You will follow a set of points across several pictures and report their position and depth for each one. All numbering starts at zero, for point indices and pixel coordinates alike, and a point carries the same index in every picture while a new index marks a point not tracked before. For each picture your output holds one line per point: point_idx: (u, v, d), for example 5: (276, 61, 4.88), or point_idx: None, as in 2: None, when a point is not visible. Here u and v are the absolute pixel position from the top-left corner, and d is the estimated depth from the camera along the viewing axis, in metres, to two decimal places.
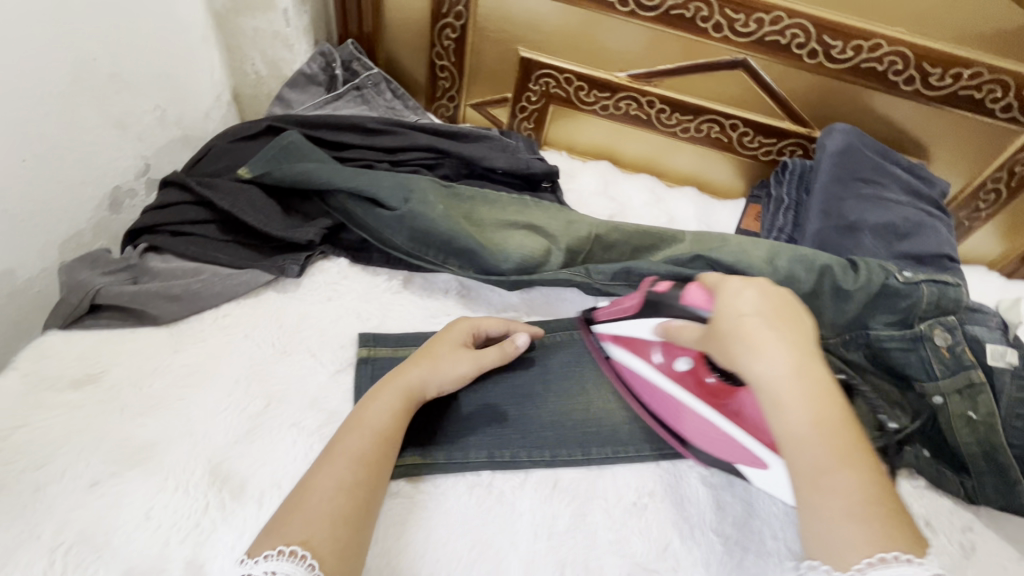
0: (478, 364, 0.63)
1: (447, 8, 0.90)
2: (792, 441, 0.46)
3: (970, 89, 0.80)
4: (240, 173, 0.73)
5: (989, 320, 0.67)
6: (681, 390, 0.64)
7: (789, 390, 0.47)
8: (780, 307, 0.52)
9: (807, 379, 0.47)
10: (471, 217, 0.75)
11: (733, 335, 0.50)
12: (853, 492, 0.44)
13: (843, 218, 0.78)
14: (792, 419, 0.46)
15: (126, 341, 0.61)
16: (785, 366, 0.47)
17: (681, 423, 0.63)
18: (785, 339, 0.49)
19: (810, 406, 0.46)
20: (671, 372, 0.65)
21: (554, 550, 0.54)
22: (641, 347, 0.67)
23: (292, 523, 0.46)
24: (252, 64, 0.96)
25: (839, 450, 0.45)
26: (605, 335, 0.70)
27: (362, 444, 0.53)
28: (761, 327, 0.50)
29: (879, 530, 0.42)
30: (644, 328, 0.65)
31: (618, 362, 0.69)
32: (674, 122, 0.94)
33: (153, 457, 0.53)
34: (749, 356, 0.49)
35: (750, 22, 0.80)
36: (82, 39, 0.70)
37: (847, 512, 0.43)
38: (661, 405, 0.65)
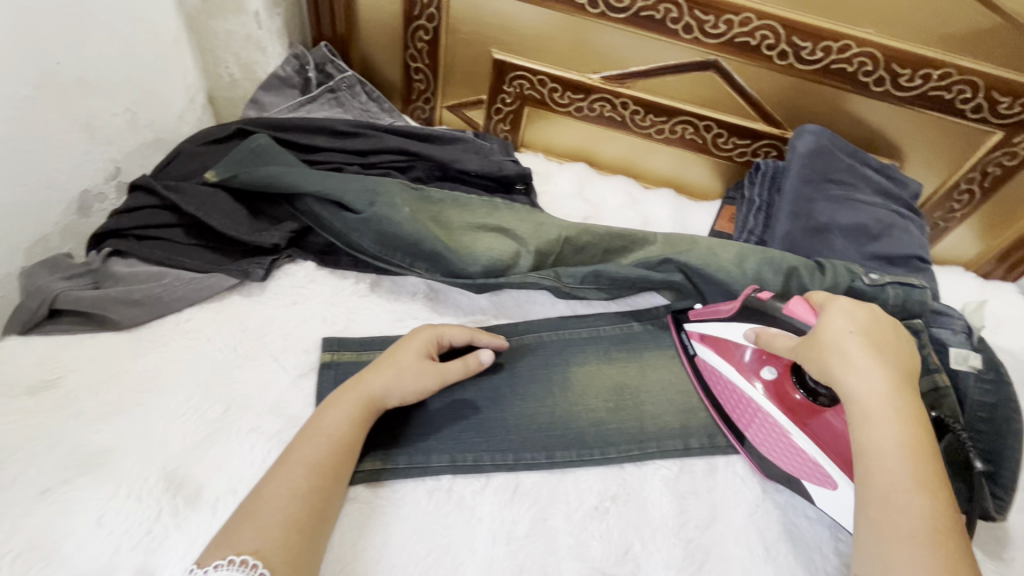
0: (442, 378, 0.62)
1: (420, 11, 0.90)
2: (870, 454, 0.46)
3: (940, 90, 0.79)
4: (207, 177, 0.72)
5: (954, 323, 0.66)
6: (761, 397, 0.63)
7: (884, 406, 0.47)
8: (886, 333, 0.52)
9: (906, 400, 0.48)
10: (440, 220, 0.75)
11: (830, 346, 0.51)
12: (925, 517, 0.42)
13: (813, 220, 0.78)
14: (878, 435, 0.46)
15: (85, 347, 0.61)
16: (881, 385, 0.48)
17: (753, 429, 0.63)
18: (888, 361, 0.50)
19: (898, 425, 0.46)
20: (756, 378, 0.64)
21: (512, 555, 0.54)
22: (729, 350, 0.66)
23: (239, 534, 0.46)
24: (226, 67, 0.96)
25: (918, 475, 0.44)
26: (696, 335, 0.70)
27: (319, 451, 0.52)
28: (861, 344, 0.51)
29: (943, 557, 0.40)
30: (736, 331, 0.65)
31: (703, 361, 0.69)
32: (648, 124, 0.94)
33: (107, 463, 0.53)
34: (846, 368, 0.50)
35: (719, 23, 0.79)
36: (47, 43, 0.70)
37: (908, 532, 0.42)
38: (737, 408, 0.65)
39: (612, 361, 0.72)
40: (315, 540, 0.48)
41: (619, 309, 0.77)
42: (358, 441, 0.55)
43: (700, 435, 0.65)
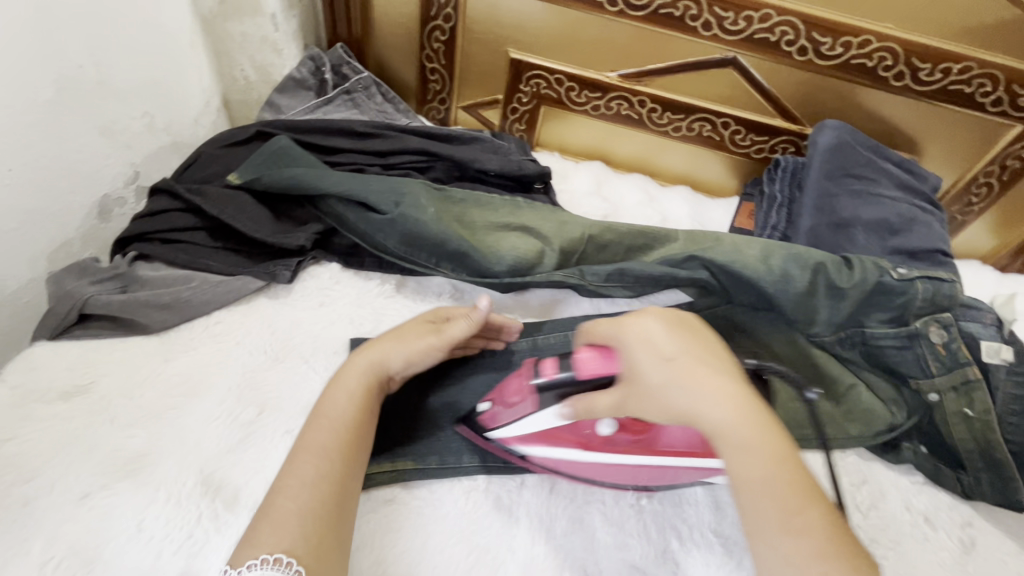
0: (441, 338, 0.59)
1: (436, 11, 0.90)
2: (747, 486, 0.41)
3: (960, 84, 0.80)
4: (230, 179, 0.73)
5: (984, 316, 0.66)
6: (622, 457, 0.55)
7: (741, 430, 0.42)
8: (708, 341, 0.48)
9: (754, 406, 0.43)
10: (463, 219, 0.75)
11: (657, 384, 0.45)
12: (820, 528, 0.39)
13: (836, 215, 0.78)
14: (748, 463, 0.41)
15: (115, 351, 0.60)
16: (725, 406, 0.42)
17: (627, 475, 0.57)
18: (724, 373, 0.45)
19: (762, 436, 0.42)
20: (600, 442, 0.55)
21: (552, 554, 0.54)
22: (557, 434, 0.56)
23: (264, 529, 0.45)
24: (241, 69, 0.96)
25: (796, 485, 0.40)
26: (513, 438, 0.57)
27: (328, 436, 0.51)
28: (690, 364, 0.44)
29: (849, 568, 0.37)
30: (549, 417, 0.53)
31: (542, 459, 0.57)
32: (666, 121, 0.94)
33: (144, 468, 0.53)
34: (689, 403, 0.43)
35: (739, 20, 0.80)
36: (68, 47, 0.69)
37: (816, 553, 0.38)
38: (612, 473, 0.57)
39: None
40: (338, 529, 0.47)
41: (643, 306, 0.76)
42: (368, 420, 0.54)
43: None
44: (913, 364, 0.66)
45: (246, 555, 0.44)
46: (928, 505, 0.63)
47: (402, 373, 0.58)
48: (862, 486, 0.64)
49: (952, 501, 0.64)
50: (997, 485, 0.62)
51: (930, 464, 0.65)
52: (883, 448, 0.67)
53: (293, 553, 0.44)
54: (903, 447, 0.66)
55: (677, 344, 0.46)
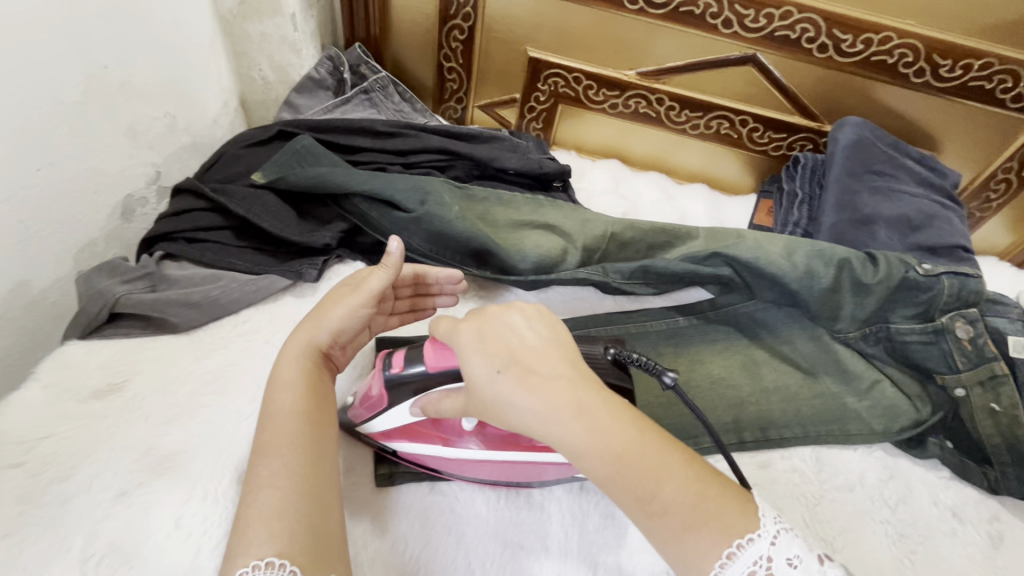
0: (364, 295, 0.56)
1: (455, 10, 0.90)
2: (600, 484, 0.41)
3: (980, 80, 0.80)
4: (254, 178, 0.73)
5: (1011, 312, 0.66)
6: (488, 452, 0.55)
7: (575, 436, 0.41)
8: (539, 340, 0.46)
9: (590, 403, 0.42)
10: (486, 218, 0.75)
11: (494, 401, 0.44)
12: (681, 502, 0.40)
13: (858, 211, 0.78)
14: (594, 464, 0.41)
15: (146, 350, 0.61)
16: (556, 413, 0.42)
17: (504, 472, 0.57)
18: (553, 375, 0.43)
19: (600, 434, 0.41)
20: (466, 438, 0.56)
21: (586, 549, 0.54)
22: (421, 430, 0.57)
23: (248, 535, 0.42)
24: (259, 70, 0.96)
25: (644, 470, 0.41)
26: (378, 433, 0.57)
27: (283, 432, 0.48)
28: (514, 379, 0.43)
29: (714, 525, 0.39)
30: (406, 414, 0.54)
31: (410, 455, 0.57)
32: (683, 119, 0.94)
33: (180, 466, 0.53)
34: (522, 418, 0.43)
35: (759, 17, 0.80)
36: (93, 47, 0.69)
37: (682, 527, 0.40)
38: (481, 470, 0.57)
39: (661, 356, 0.72)
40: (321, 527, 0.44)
41: (665, 302, 0.77)
42: (322, 411, 0.52)
43: (753, 430, 0.66)
44: (939, 360, 0.66)
45: (235, 564, 0.41)
46: (955, 500, 0.63)
47: (337, 344, 0.57)
48: (889, 481, 0.64)
49: (978, 495, 0.64)
50: None
51: (957, 459, 0.65)
52: (910, 443, 0.67)
53: (285, 555, 0.41)
54: (930, 442, 0.66)
55: (508, 354, 0.45)
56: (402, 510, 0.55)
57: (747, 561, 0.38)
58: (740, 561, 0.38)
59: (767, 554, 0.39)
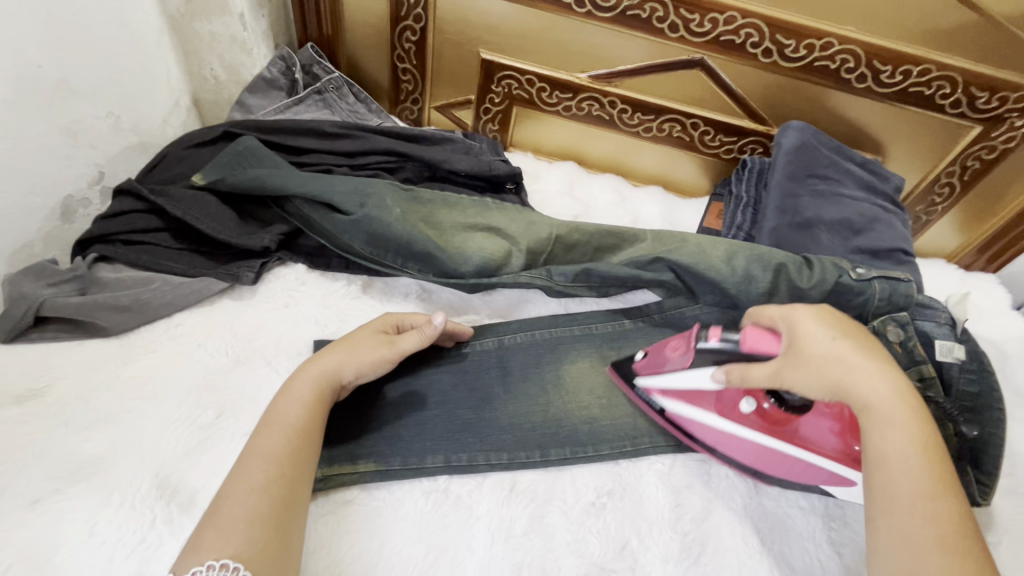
0: (397, 348, 0.61)
1: (406, 11, 0.90)
2: (887, 459, 0.46)
3: (920, 86, 0.81)
4: (194, 180, 0.72)
5: (939, 315, 0.67)
6: (753, 436, 0.59)
7: (895, 410, 0.48)
8: (866, 338, 0.52)
9: (912, 402, 0.48)
10: (430, 220, 0.75)
11: (823, 357, 0.50)
12: (947, 521, 0.43)
13: (800, 215, 0.79)
14: (893, 437, 0.47)
15: (72, 354, 0.60)
16: (887, 390, 0.48)
17: (753, 459, 0.60)
18: (885, 363, 0.50)
19: (912, 429, 0.47)
20: (736, 419, 0.59)
21: (511, 552, 0.54)
22: (700, 396, 0.61)
23: (202, 538, 0.44)
24: (210, 68, 0.95)
25: (934, 476, 0.45)
26: (654, 389, 0.64)
27: (277, 441, 0.51)
28: (852, 349, 0.50)
29: (967, 555, 0.42)
30: (702, 378, 0.58)
31: (675, 415, 0.63)
32: (636, 122, 0.95)
33: (99, 472, 0.52)
34: (849, 374, 0.49)
35: (704, 22, 0.80)
36: (26, 46, 0.68)
37: (937, 539, 0.42)
38: (730, 446, 0.61)
39: (604, 359, 0.72)
40: (287, 531, 0.47)
41: (616, 305, 0.78)
42: (316, 426, 0.54)
43: None
44: None
45: (192, 562, 0.42)
46: None
47: (354, 382, 0.60)
48: None
49: None
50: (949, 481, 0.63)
51: None
52: None
53: (238, 558, 0.43)
54: None
55: (846, 330, 0.52)
56: (325, 513, 0.55)
57: None
58: None
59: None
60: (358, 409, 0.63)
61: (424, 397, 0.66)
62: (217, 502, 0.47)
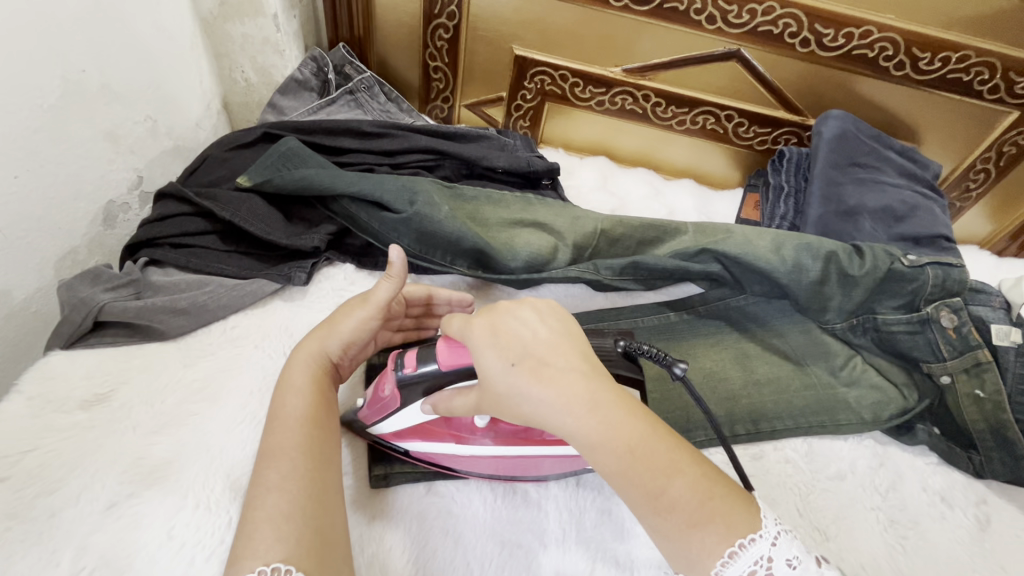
0: (372, 307, 0.57)
1: (439, 9, 0.89)
2: (610, 477, 0.42)
3: (958, 72, 0.81)
4: (240, 181, 0.72)
5: (992, 300, 0.68)
6: (500, 449, 0.56)
7: (588, 424, 0.42)
8: (550, 339, 0.46)
9: (602, 401, 0.43)
10: (474, 216, 0.75)
11: (507, 393, 0.45)
12: (690, 501, 0.41)
13: (843, 203, 0.79)
14: (599, 450, 0.42)
15: (133, 358, 0.60)
16: (574, 401, 0.43)
17: (512, 468, 0.57)
18: (567, 366, 0.44)
19: (609, 431, 0.42)
20: (478, 436, 0.56)
21: (584, 546, 0.54)
22: (433, 429, 0.57)
23: (254, 539, 0.42)
24: (241, 71, 0.95)
25: (653, 465, 0.41)
26: (388, 434, 0.57)
27: (288, 436, 0.49)
28: (530, 369, 0.44)
29: (717, 523, 0.40)
30: (418, 411, 0.54)
31: (419, 455, 0.58)
32: (669, 115, 0.95)
33: (170, 475, 0.52)
34: (529, 403, 0.44)
35: (743, 13, 0.80)
36: (71, 52, 0.68)
37: (687, 525, 0.40)
38: (490, 466, 0.58)
39: None
40: (327, 528, 0.45)
41: (658, 298, 0.78)
42: (327, 417, 0.52)
43: (746, 422, 0.66)
44: (924, 349, 0.68)
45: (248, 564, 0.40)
46: (943, 486, 0.64)
47: (347, 356, 0.58)
48: (882, 469, 0.65)
49: (966, 480, 0.65)
50: (1008, 463, 0.64)
51: (944, 444, 0.67)
52: (899, 430, 0.68)
53: (289, 560, 0.41)
54: (917, 428, 0.67)
55: (525, 346, 0.46)
56: (398, 510, 0.55)
57: (747, 561, 0.39)
58: (738, 562, 0.39)
59: (767, 553, 0.39)
60: None
61: None
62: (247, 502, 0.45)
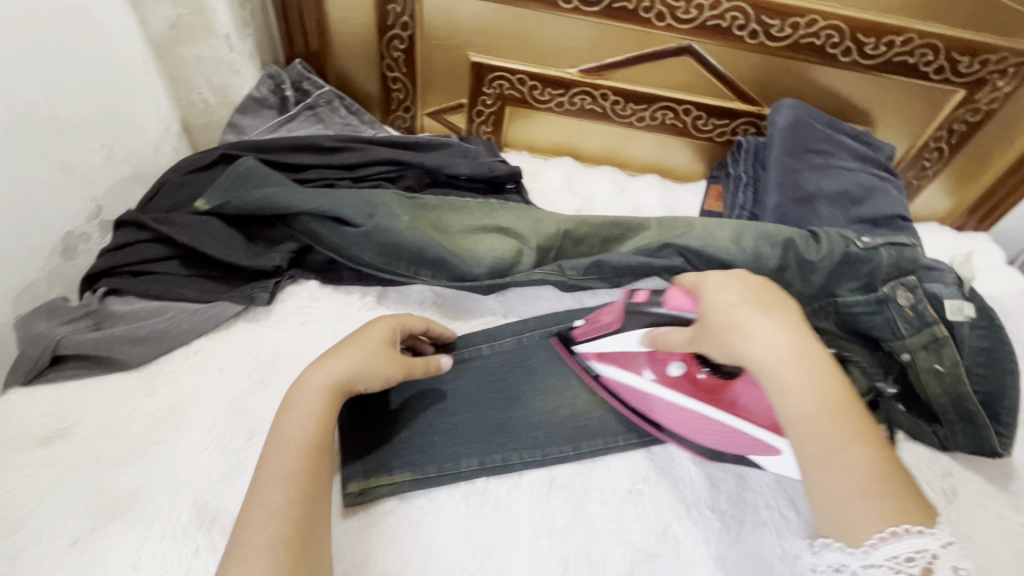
0: (406, 370, 0.59)
1: (392, 20, 0.89)
2: (798, 420, 0.46)
3: (904, 55, 0.83)
4: (197, 205, 0.71)
5: (946, 276, 0.69)
6: (684, 400, 0.61)
7: (791, 373, 0.47)
8: (765, 296, 0.52)
9: (810, 359, 0.47)
10: (438, 225, 0.75)
11: (723, 323, 0.50)
12: (866, 467, 0.44)
13: (799, 190, 0.80)
14: (798, 402, 0.46)
15: (94, 391, 0.59)
16: (785, 350, 0.47)
17: (684, 426, 0.61)
18: (782, 324, 0.49)
19: (815, 387, 0.46)
20: (666, 382, 0.62)
21: (556, 547, 0.55)
22: (632, 361, 0.64)
23: (253, 565, 0.43)
24: (198, 92, 0.94)
25: (844, 430, 0.45)
26: (591, 355, 0.66)
27: (292, 462, 0.50)
28: (749, 312, 0.50)
29: (889, 500, 0.43)
30: (630, 339, 0.62)
31: (613, 380, 0.66)
32: (629, 112, 0.96)
33: (134, 506, 0.51)
34: (744, 340, 0.49)
35: (690, 9, 0.81)
36: (16, 84, 0.67)
37: (857, 490, 0.43)
38: (671, 415, 0.62)
39: None
40: (315, 547, 0.47)
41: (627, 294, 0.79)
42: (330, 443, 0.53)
43: None
44: (884, 328, 0.68)
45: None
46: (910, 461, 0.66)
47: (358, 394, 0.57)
48: None
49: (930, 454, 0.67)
50: (970, 434, 0.66)
51: (911, 421, 0.68)
52: None
53: None
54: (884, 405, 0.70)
55: (743, 297, 0.51)
56: (370, 526, 0.55)
57: (904, 547, 0.41)
58: (895, 544, 0.41)
59: (933, 550, 0.40)
60: (388, 421, 0.63)
61: (450, 401, 0.65)
62: (236, 531, 0.46)
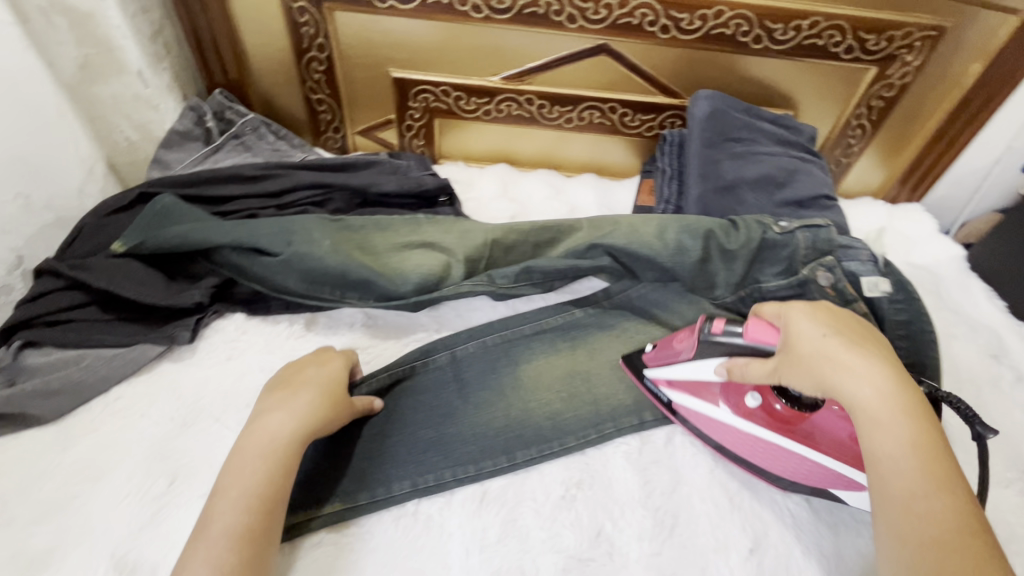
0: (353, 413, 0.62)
1: (308, 43, 0.89)
2: (883, 456, 0.45)
3: (812, 38, 0.84)
4: (114, 248, 0.69)
5: (862, 254, 0.70)
6: (762, 435, 0.59)
7: (883, 410, 0.46)
8: (861, 333, 0.52)
9: (906, 400, 0.47)
10: (363, 245, 0.74)
11: (813, 353, 0.50)
12: (949, 520, 0.41)
13: (721, 179, 0.81)
14: (886, 438, 0.45)
15: (8, 449, 0.58)
16: (880, 388, 0.47)
17: (761, 458, 0.60)
18: (875, 363, 0.49)
19: (906, 429, 0.45)
20: (743, 414, 0.60)
21: (487, 561, 0.55)
22: (705, 390, 0.62)
23: None
24: (120, 131, 0.93)
25: (932, 474, 0.43)
26: (661, 380, 0.65)
27: (235, 517, 0.50)
28: (842, 345, 0.50)
29: (973, 557, 0.39)
30: (706, 369, 0.60)
31: (682, 407, 0.64)
32: (556, 114, 0.96)
33: (50, 566, 0.51)
34: (836, 371, 0.49)
35: (599, 9, 0.82)
36: None
37: (934, 539, 0.41)
38: (747, 447, 0.60)
39: (558, 352, 0.72)
40: None
41: (561, 296, 0.78)
42: (283, 484, 0.53)
43: (654, 407, 0.67)
44: None
45: None
46: None
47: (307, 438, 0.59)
48: None
49: None
50: None
51: None
52: None
53: None
54: None
55: (836, 330, 0.52)
56: (297, 561, 0.55)
57: None
58: None
59: None
60: (317, 452, 0.62)
61: (382, 423, 0.65)
62: None
